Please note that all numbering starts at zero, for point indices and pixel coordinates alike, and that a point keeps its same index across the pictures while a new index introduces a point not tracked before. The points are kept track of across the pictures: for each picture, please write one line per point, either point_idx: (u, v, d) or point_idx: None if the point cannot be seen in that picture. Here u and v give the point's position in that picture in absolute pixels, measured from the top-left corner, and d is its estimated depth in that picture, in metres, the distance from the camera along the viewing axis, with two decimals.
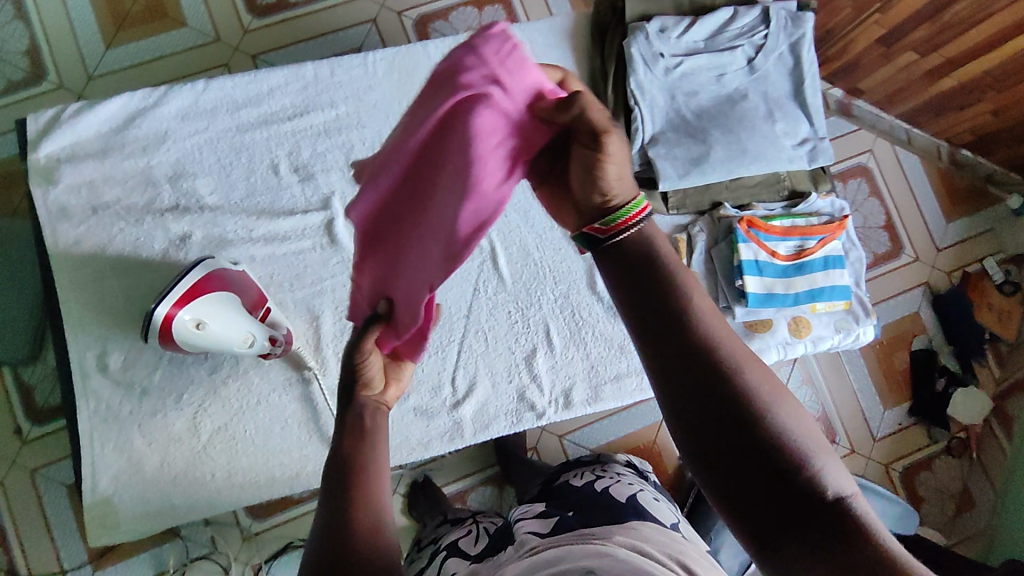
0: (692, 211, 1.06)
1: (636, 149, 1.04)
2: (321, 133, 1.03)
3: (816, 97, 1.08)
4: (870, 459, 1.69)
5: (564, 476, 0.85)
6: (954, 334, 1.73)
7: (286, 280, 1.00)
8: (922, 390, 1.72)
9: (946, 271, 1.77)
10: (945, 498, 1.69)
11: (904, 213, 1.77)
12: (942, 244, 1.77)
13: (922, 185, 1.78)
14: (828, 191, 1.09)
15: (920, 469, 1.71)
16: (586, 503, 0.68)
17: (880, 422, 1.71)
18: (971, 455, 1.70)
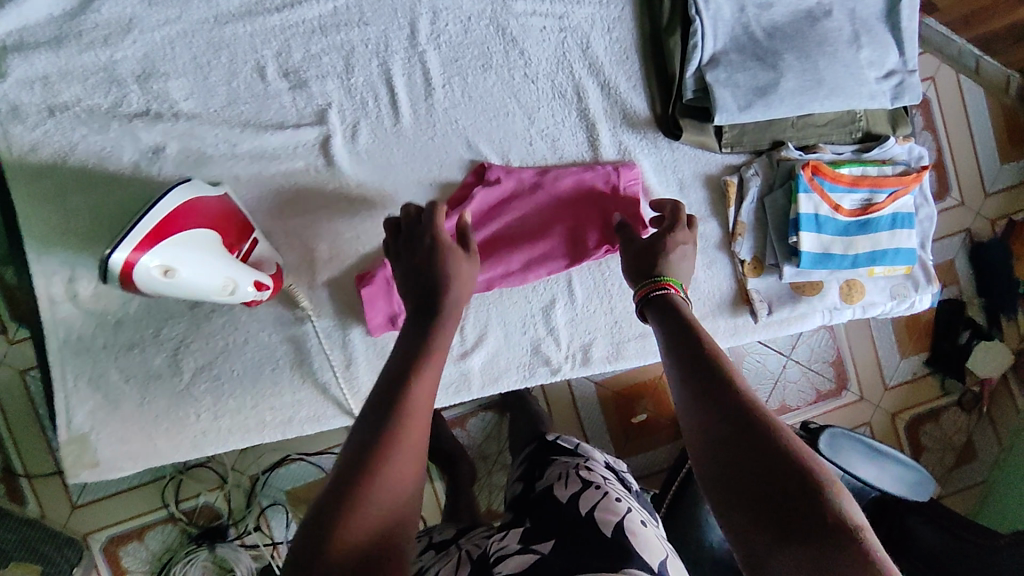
0: (747, 151, 0.92)
1: (691, 71, 0.87)
2: (316, 30, 0.86)
3: (913, 19, 0.90)
4: (878, 409, 1.64)
5: (550, 477, 0.94)
6: (986, 286, 1.62)
7: (276, 206, 0.87)
8: (942, 341, 1.64)
9: (990, 218, 1.61)
10: (947, 449, 1.65)
11: (956, 151, 1.59)
12: (991, 189, 1.61)
13: (982, 121, 1.59)
14: (906, 136, 0.94)
15: (926, 420, 1.66)
16: (567, 528, 0.79)
17: (894, 370, 1.64)
18: (981, 409, 1.65)
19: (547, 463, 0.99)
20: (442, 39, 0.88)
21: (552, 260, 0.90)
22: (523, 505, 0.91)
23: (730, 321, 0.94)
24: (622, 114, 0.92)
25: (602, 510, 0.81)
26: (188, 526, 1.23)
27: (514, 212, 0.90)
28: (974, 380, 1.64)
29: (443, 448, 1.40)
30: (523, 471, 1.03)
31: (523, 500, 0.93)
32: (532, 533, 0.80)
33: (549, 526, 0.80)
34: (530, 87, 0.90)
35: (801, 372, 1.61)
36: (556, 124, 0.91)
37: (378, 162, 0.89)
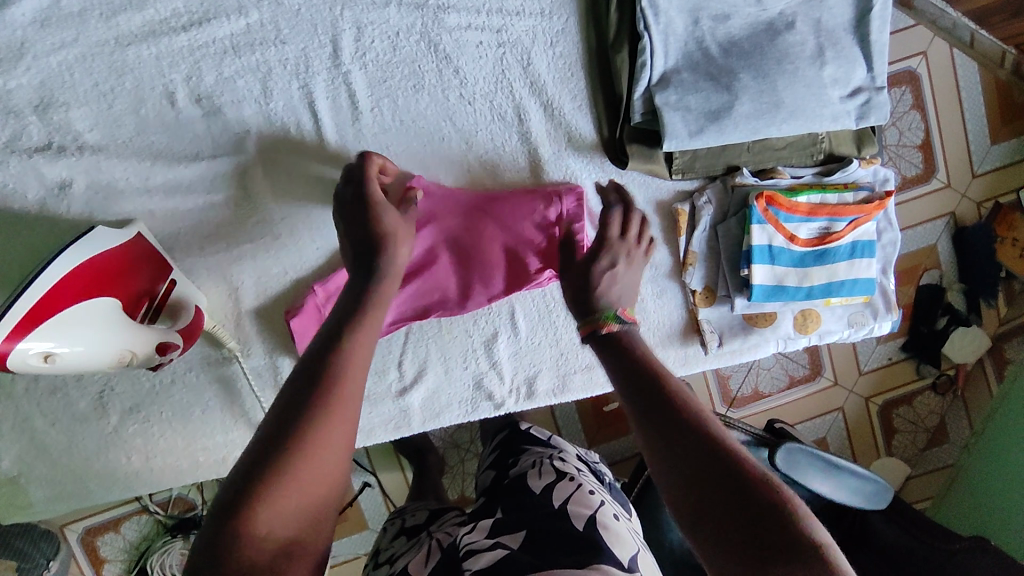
0: (700, 176, 0.86)
1: (639, 93, 0.80)
2: (227, 51, 0.78)
3: (884, 30, 0.82)
4: (852, 393, 1.65)
5: (522, 465, 0.87)
6: (969, 273, 1.57)
7: (196, 242, 0.82)
8: (920, 326, 1.61)
9: (977, 201, 1.52)
10: (919, 431, 1.68)
11: (945, 132, 1.46)
12: (980, 170, 1.50)
13: (975, 97, 1.45)
14: (873, 156, 0.88)
15: (900, 403, 1.67)
16: (540, 520, 0.71)
17: (868, 357, 1.64)
18: (955, 392, 1.65)
19: (519, 451, 0.92)
20: (369, 57, 0.81)
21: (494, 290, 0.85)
22: (493, 493, 0.84)
23: (680, 351, 0.91)
24: (566, 137, 0.85)
25: (575, 503, 0.74)
26: (163, 517, 1.26)
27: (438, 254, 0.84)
28: (948, 363, 1.64)
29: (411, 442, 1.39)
30: (493, 459, 0.96)
31: (493, 489, 0.86)
32: (502, 524, 0.72)
33: (520, 517, 0.72)
34: (466, 109, 0.83)
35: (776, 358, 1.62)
36: (496, 148, 0.85)
37: (305, 192, 0.83)
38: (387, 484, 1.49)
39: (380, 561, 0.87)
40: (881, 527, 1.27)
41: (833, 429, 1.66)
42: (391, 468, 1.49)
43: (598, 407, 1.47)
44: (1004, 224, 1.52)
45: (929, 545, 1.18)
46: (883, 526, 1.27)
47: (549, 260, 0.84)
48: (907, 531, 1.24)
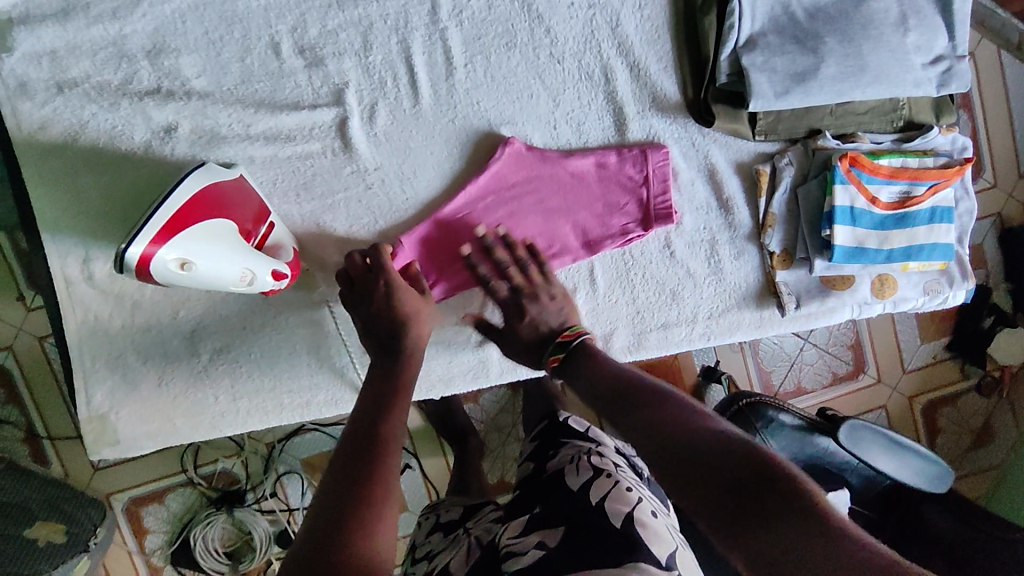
0: (782, 138, 0.88)
1: (726, 53, 0.83)
2: (331, 4, 0.82)
3: (964, 3, 0.85)
4: (896, 391, 1.64)
5: (560, 459, 0.84)
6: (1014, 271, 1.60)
7: (292, 188, 0.84)
8: (966, 323, 1.63)
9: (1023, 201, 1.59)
10: (963, 431, 1.67)
11: (993, 131, 1.53)
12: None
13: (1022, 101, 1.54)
14: (950, 125, 0.90)
15: (943, 403, 1.66)
16: (574, 520, 0.70)
17: (913, 354, 1.64)
18: (1000, 392, 1.66)
19: (558, 444, 0.90)
20: (465, 14, 0.84)
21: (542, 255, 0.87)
22: (531, 488, 0.82)
23: (756, 313, 0.92)
24: (651, 98, 0.87)
25: (613, 501, 0.72)
26: (207, 489, 1.25)
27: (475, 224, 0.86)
28: (993, 365, 1.65)
29: (456, 421, 1.40)
30: (533, 451, 0.93)
31: (532, 484, 0.84)
32: (536, 522, 0.72)
33: (556, 515, 0.72)
34: (555, 68, 0.86)
35: (818, 354, 1.62)
36: (582, 107, 0.87)
37: (396, 144, 0.85)
38: (429, 469, 1.50)
39: (417, 559, 0.88)
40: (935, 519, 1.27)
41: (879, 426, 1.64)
42: (434, 454, 1.50)
43: None
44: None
45: (984, 531, 1.21)
46: (939, 518, 1.27)
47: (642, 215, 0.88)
48: (965, 523, 1.24)
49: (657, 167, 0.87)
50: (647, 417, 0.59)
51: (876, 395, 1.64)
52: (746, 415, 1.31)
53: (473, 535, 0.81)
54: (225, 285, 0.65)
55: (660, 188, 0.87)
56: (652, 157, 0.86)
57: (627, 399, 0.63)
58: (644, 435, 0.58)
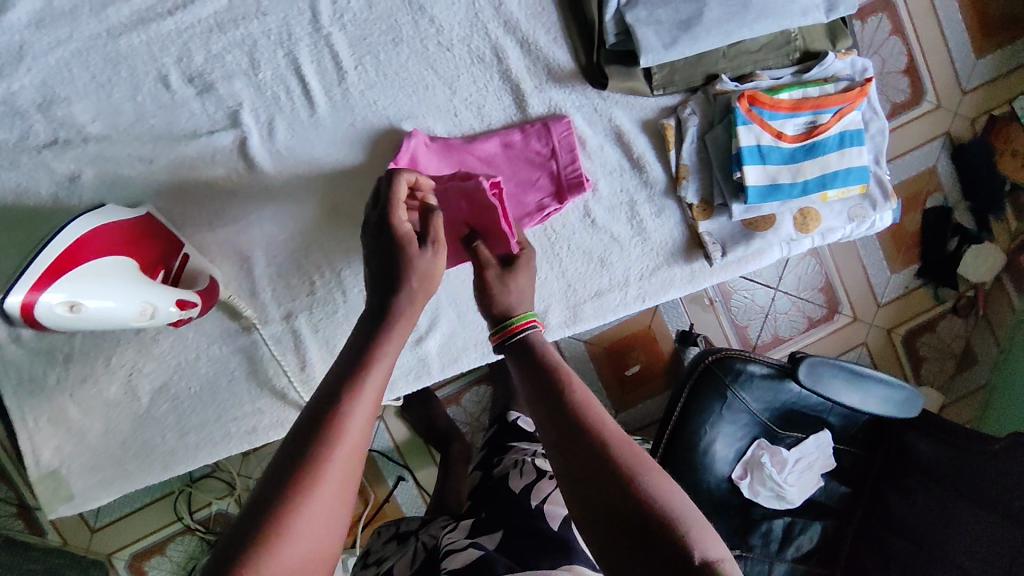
0: (682, 89, 0.88)
1: (610, 14, 0.83)
2: (213, 29, 0.83)
3: None
4: (872, 326, 1.65)
5: (506, 464, 0.93)
6: (971, 188, 1.60)
7: (204, 217, 0.85)
8: (932, 251, 1.63)
9: (970, 117, 1.58)
10: (946, 358, 1.67)
11: (928, 54, 1.53)
12: (969, 86, 1.56)
13: (952, 17, 1.54)
14: (848, 49, 0.89)
15: (923, 332, 1.67)
16: (515, 518, 0.81)
17: (885, 287, 1.64)
18: (977, 312, 1.65)
19: (504, 450, 0.99)
20: (347, 17, 0.84)
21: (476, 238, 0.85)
22: (479, 496, 0.90)
23: (686, 268, 0.92)
24: (546, 71, 0.88)
25: (552, 503, 0.83)
26: (205, 534, 1.24)
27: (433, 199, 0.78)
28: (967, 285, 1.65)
29: (440, 428, 1.39)
30: (481, 458, 1.02)
31: (479, 489, 0.93)
32: (482, 523, 0.83)
33: (500, 517, 0.82)
34: (445, 56, 0.86)
35: (791, 303, 1.62)
36: (479, 90, 0.88)
37: (300, 157, 0.86)
38: (424, 481, 1.50)
39: (369, 562, 0.94)
40: (921, 448, 1.25)
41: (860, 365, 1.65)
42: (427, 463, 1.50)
43: (621, 372, 1.58)
44: (999, 137, 1.58)
45: (968, 449, 1.19)
46: (926, 449, 1.25)
47: (555, 187, 0.88)
48: (949, 445, 1.22)
49: (559, 136, 0.87)
50: (591, 463, 0.51)
51: (854, 333, 1.66)
52: (714, 372, 1.24)
53: (422, 539, 0.91)
54: (113, 329, 0.66)
55: (567, 157, 0.87)
56: (552, 129, 0.87)
57: (569, 428, 0.53)
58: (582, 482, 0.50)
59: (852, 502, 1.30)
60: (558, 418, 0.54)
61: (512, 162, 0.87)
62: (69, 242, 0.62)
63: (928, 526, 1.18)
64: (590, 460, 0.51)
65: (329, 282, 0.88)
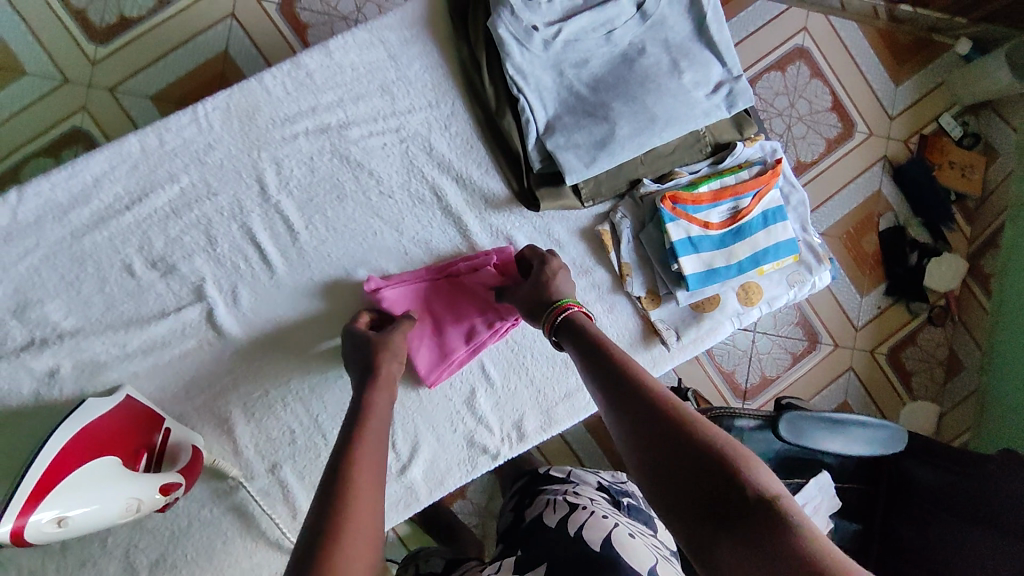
0: (610, 197, 0.95)
1: (532, 144, 0.92)
2: (169, 215, 0.89)
3: (723, 32, 0.94)
4: (856, 351, 1.84)
5: (539, 505, 0.96)
6: (919, 205, 1.85)
7: (180, 388, 0.89)
8: (896, 267, 1.85)
9: (902, 139, 1.87)
10: (933, 366, 1.86)
11: (847, 86, 1.85)
12: (894, 112, 1.87)
13: (861, 55, 1.85)
14: (756, 135, 0.97)
15: (904, 346, 1.86)
16: (555, 546, 0.83)
17: (859, 312, 1.85)
18: (951, 319, 1.85)
19: (536, 492, 1.02)
20: (292, 184, 0.92)
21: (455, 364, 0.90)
22: (515, 535, 0.92)
23: (647, 356, 0.96)
24: (483, 200, 0.95)
25: (590, 528, 0.85)
26: None
27: (454, 297, 0.92)
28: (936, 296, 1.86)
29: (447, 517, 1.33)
30: (513, 504, 1.05)
31: (513, 531, 0.95)
32: (524, 558, 0.84)
33: (539, 552, 0.84)
34: (388, 202, 0.93)
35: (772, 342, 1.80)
36: (424, 227, 0.94)
37: (265, 316, 0.91)
38: None
39: None
40: (921, 473, 1.20)
41: (851, 388, 1.83)
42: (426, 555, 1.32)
43: None
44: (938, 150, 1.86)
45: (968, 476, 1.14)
46: (924, 474, 1.19)
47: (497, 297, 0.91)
48: (944, 469, 1.18)
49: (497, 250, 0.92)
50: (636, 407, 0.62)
51: (840, 359, 1.84)
52: None
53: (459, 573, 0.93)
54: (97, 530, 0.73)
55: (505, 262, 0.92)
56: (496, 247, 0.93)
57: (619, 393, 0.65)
58: (630, 423, 0.62)
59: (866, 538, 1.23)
60: (610, 380, 0.67)
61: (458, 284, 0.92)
62: (36, 481, 0.66)
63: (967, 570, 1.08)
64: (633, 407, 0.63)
65: (308, 430, 0.91)
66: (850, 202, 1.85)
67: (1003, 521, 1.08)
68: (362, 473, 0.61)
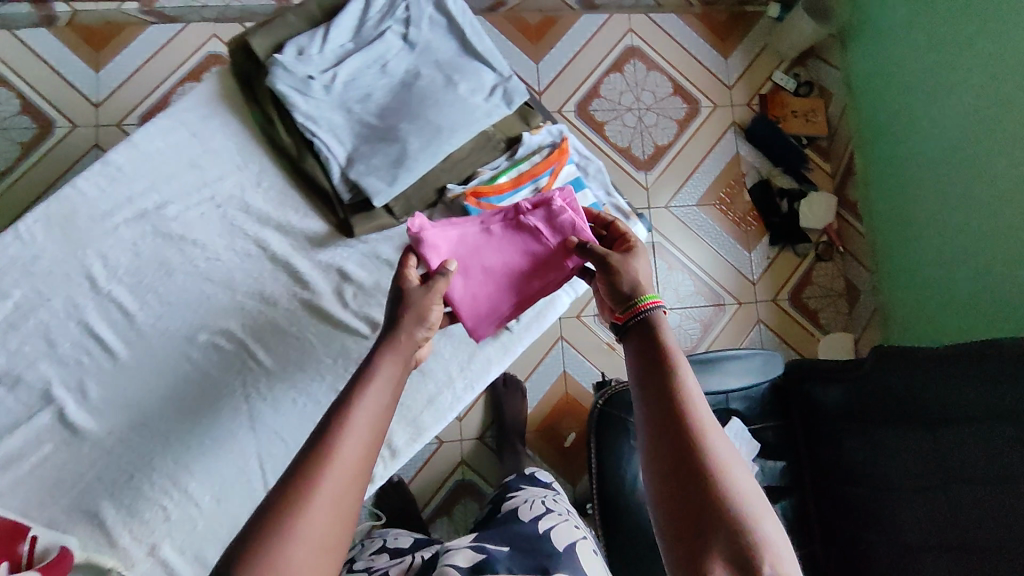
0: (422, 208, 1.02)
1: (336, 179, 0.98)
2: (5, 330, 0.91)
3: (485, 42, 1.04)
4: (760, 302, 1.92)
5: (514, 504, 1.07)
6: (778, 156, 1.97)
7: (46, 494, 0.89)
8: (774, 217, 1.95)
9: (745, 103, 2.02)
10: (835, 298, 1.94)
11: (682, 67, 2.01)
12: (731, 82, 2.02)
13: (689, 38, 2.03)
14: (542, 123, 1.06)
15: (803, 286, 1.95)
16: (523, 539, 0.93)
17: (752, 266, 1.94)
18: (837, 251, 1.95)
19: (513, 492, 1.14)
20: (121, 271, 0.97)
21: (498, 316, 0.93)
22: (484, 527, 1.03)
23: (496, 344, 1.01)
24: (307, 241, 1.01)
25: (557, 531, 0.96)
26: None
27: (504, 248, 0.94)
28: (817, 234, 1.96)
29: None
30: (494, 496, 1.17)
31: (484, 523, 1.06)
32: (490, 538, 0.95)
33: (506, 537, 0.94)
34: (216, 265, 0.99)
35: (679, 315, 1.89)
36: (255, 281, 0.99)
37: (117, 402, 0.93)
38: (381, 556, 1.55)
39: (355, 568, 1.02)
40: (823, 396, 1.18)
41: (765, 338, 1.90)
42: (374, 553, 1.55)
43: (558, 445, 1.72)
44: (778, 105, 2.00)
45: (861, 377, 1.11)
46: (828, 395, 1.17)
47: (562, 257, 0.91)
48: (840, 383, 1.15)
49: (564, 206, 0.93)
50: (674, 441, 0.61)
51: (747, 313, 1.92)
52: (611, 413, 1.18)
53: (415, 556, 1.01)
54: None
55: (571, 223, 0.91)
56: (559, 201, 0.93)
57: (659, 417, 0.63)
58: (664, 450, 0.61)
59: (797, 471, 1.24)
60: (654, 397, 0.65)
61: (519, 242, 0.94)
62: None
63: (882, 470, 1.06)
64: (673, 438, 0.61)
65: (179, 499, 0.92)
66: (715, 169, 1.98)
67: (906, 413, 1.04)
68: (351, 446, 0.59)
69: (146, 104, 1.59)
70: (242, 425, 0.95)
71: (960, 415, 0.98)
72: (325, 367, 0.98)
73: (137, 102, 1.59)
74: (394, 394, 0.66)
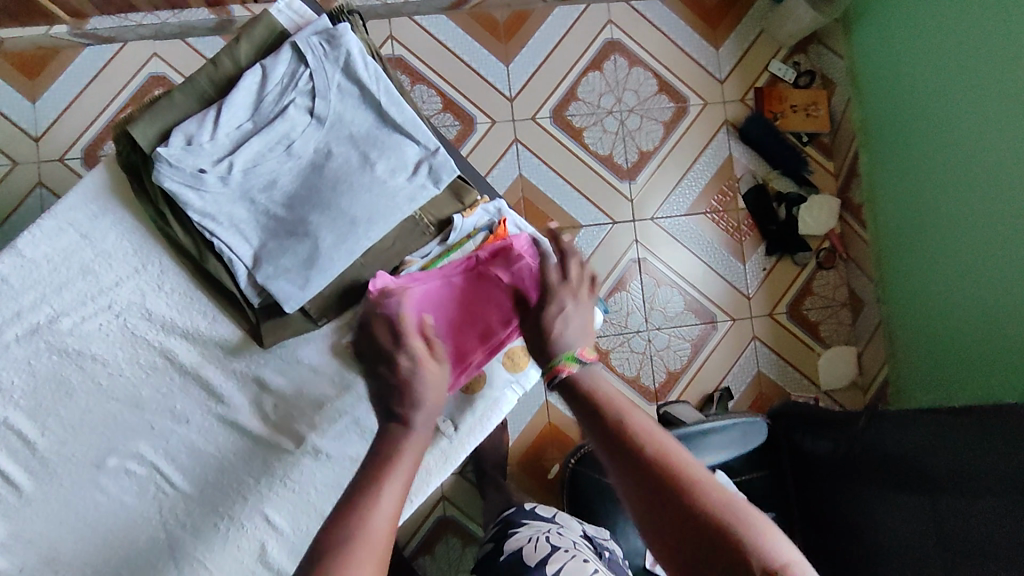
0: (344, 307, 0.91)
1: (243, 282, 0.88)
2: None
3: (405, 110, 0.90)
4: (755, 318, 1.65)
5: (520, 542, 0.97)
6: (774, 158, 1.65)
7: None
8: (770, 224, 1.65)
9: (738, 99, 1.67)
10: (837, 309, 1.67)
11: (668, 61, 1.67)
12: (723, 75, 1.67)
13: (673, 25, 1.67)
14: (477, 199, 0.94)
15: (803, 298, 1.66)
16: None
17: (746, 279, 1.65)
18: (841, 258, 1.67)
19: (517, 525, 1.03)
20: (16, 395, 0.87)
21: (470, 366, 0.88)
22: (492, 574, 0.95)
23: (435, 451, 0.92)
24: (219, 349, 0.91)
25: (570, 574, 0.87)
26: None
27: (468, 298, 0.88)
28: (819, 240, 1.67)
29: None
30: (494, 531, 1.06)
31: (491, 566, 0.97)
32: None
33: None
34: (120, 381, 0.90)
35: (668, 335, 1.61)
36: (165, 396, 0.91)
37: (25, 541, 0.87)
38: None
39: None
40: (811, 448, 1.05)
41: (761, 358, 1.64)
42: None
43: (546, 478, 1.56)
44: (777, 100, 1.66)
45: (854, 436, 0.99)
46: (817, 447, 1.05)
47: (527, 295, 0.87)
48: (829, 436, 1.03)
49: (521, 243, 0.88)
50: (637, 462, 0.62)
51: (740, 332, 1.65)
52: (588, 475, 1.10)
53: None
54: None
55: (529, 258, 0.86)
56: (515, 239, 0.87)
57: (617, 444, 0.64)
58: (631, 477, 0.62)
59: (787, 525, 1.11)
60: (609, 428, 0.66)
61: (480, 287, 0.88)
62: None
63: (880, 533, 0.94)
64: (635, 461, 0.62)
65: None
66: (706, 172, 1.66)
67: (902, 471, 0.92)
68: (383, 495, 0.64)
69: (86, 135, 1.44)
70: (161, 555, 0.89)
71: (961, 484, 0.85)
72: (247, 488, 0.90)
73: (75, 135, 1.44)
74: (422, 444, 0.72)
